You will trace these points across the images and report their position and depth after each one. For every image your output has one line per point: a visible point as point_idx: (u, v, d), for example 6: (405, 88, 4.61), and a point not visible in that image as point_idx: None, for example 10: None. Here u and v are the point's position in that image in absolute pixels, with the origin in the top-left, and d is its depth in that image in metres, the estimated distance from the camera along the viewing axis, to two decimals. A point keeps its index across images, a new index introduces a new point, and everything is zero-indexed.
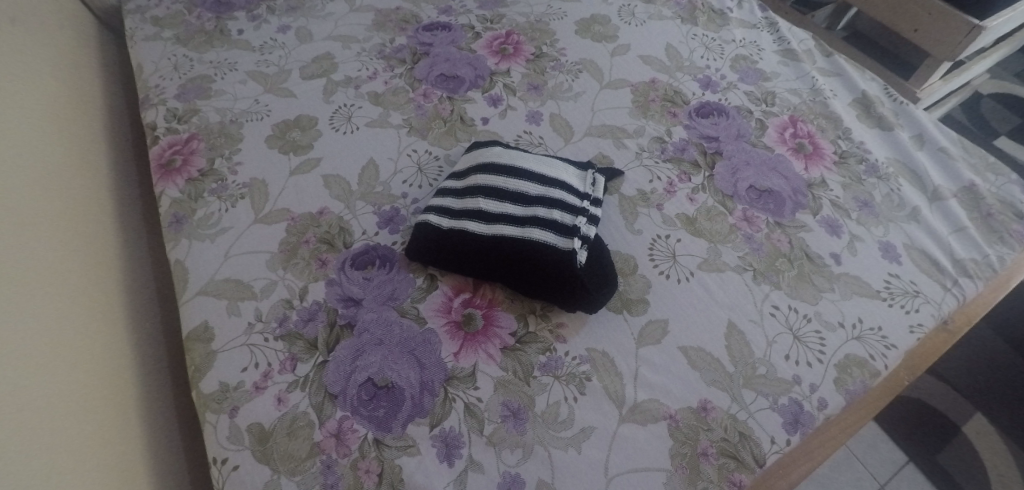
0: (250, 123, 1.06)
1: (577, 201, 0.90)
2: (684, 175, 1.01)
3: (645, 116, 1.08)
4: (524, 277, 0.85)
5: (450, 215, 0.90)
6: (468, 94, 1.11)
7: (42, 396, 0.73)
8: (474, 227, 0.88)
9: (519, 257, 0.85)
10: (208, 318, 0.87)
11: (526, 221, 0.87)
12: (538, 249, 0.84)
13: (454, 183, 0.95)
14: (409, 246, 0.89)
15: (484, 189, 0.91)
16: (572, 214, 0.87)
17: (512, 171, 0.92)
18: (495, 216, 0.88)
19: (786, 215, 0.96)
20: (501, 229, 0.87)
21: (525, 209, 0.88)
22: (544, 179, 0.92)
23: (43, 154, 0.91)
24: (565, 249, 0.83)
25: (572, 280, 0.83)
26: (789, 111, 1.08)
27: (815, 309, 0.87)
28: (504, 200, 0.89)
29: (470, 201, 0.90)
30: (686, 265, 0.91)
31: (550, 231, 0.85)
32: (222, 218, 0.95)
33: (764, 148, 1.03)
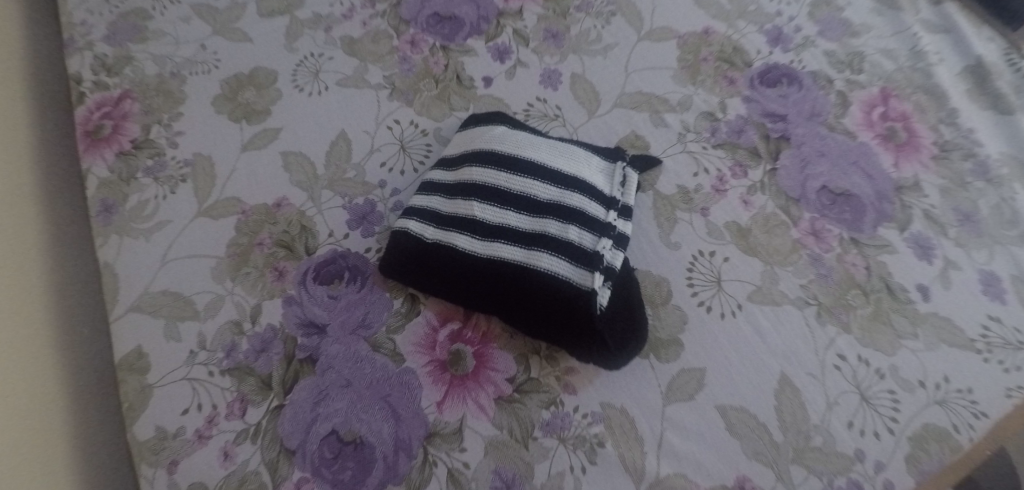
0: (195, 78, 0.84)
1: (600, 211, 0.70)
2: (739, 168, 0.79)
3: (693, 82, 0.85)
4: (528, 313, 0.67)
5: (437, 223, 0.71)
6: (468, 42, 0.88)
7: None
8: (465, 242, 0.69)
9: (522, 289, 0.66)
10: (143, 342, 0.71)
11: (532, 239, 0.68)
12: (545, 282, 0.66)
13: (444, 175, 0.75)
14: (385, 260, 0.71)
15: (481, 189, 0.71)
16: (595, 233, 0.68)
17: (518, 164, 0.72)
18: (495, 229, 0.69)
19: (866, 230, 0.76)
20: (500, 248, 0.68)
21: (531, 222, 0.69)
22: (558, 179, 0.71)
23: None
24: (580, 286, 0.65)
25: (586, 325, 0.65)
26: (878, 80, 0.85)
27: (890, 362, 0.70)
28: (506, 208, 0.70)
29: (462, 204, 0.71)
30: (734, 295, 0.72)
31: (563, 257, 0.66)
32: (160, 208, 0.77)
33: (843, 133, 0.81)
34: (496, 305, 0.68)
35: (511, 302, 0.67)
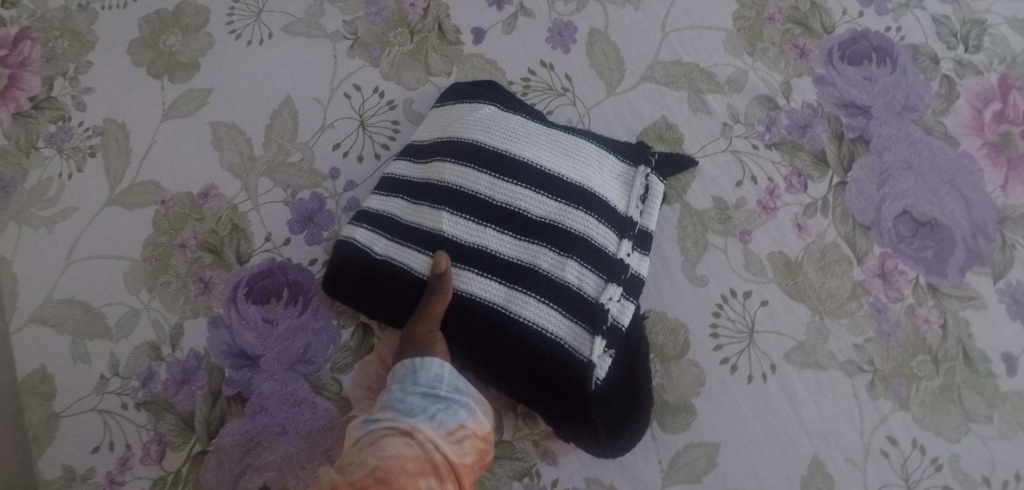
0: (108, 15, 0.66)
1: (609, 240, 0.54)
2: (797, 177, 0.61)
3: (749, 51, 0.64)
4: (505, 371, 0.53)
5: (395, 237, 0.55)
6: None
7: None
8: (424, 264, 0.54)
9: (500, 342, 0.52)
10: (47, 360, 0.57)
11: (514, 275, 0.52)
12: (528, 334, 0.51)
13: (411, 168, 0.58)
14: (328, 278, 0.56)
15: (452, 193, 0.54)
16: (600, 278, 0.53)
17: (506, 166, 0.55)
18: (469, 254, 0.53)
19: (949, 275, 0.59)
20: (470, 282, 0.53)
21: (515, 249, 0.53)
22: (557, 190, 0.54)
23: None
24: (573, 348, 0.51)
25: (577, 395, 0.51)
26: (999, 63, 0.63)
27: (952, 451, 0.56)
28: (486, 226, 0.53)
29: (428, 214, 0.55)
30: (767, 352, 0.57)
31: (553, 304, 0.52)
32: (63, 192, 0.60)
33: (941, 136, 0.62)
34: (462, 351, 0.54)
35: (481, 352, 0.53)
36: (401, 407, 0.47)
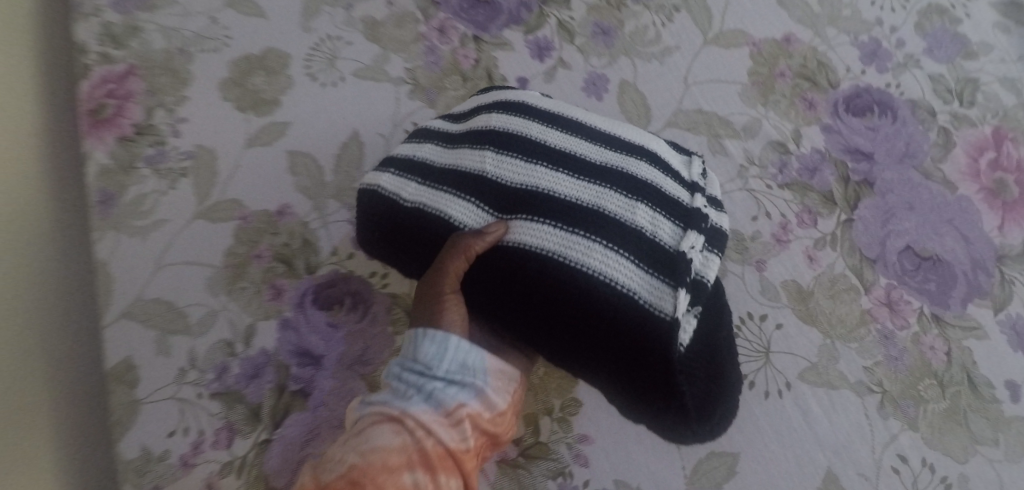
0: (203, 57, 0.74)
1: (677, 193, 0.53)
2: (808, 215, 0.68)
3: (764, 103, 0.72)
4: (564, 330, 0.49)
5: (432, 181, 0.55)
6: (503, 34, 0.76)
7: None
8: (464, 212, 0.53)
9: (558, 289, 0.48)
10: (133, 352, 0.64)
11: (574, 218, 0.50)
12: (592, 278, 0.48)
13: (451, 126, 0.59)
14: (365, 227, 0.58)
15: (498, 143, 0.54)
16: (677, 233, 0.51)
17: (559, 120, 0.55)
18: (515, 194, 0.52)
19: (951, 306, 0.65)
20: (520, 227, 0.50)
21: (576, 191, 0.51)
22: (616, 145, 0.54)
23: None
24: (650, 303, 0.48)
25: (652, 359, 0.48)
26: (992, 117, 0.71)
27: (960, 470, 0.60)
28: (536, 164, 0.52)
29: (468, 156, 0.54)
30: (783, 370, 0.62)
31: (622, 249, 0.49)
32: (157, 205, 0.69)
33: (939, 181, 0.69)
34: (507, 305, 0.51)
35: (531, 302, 0.50)
36: (399, 385, 0.49)
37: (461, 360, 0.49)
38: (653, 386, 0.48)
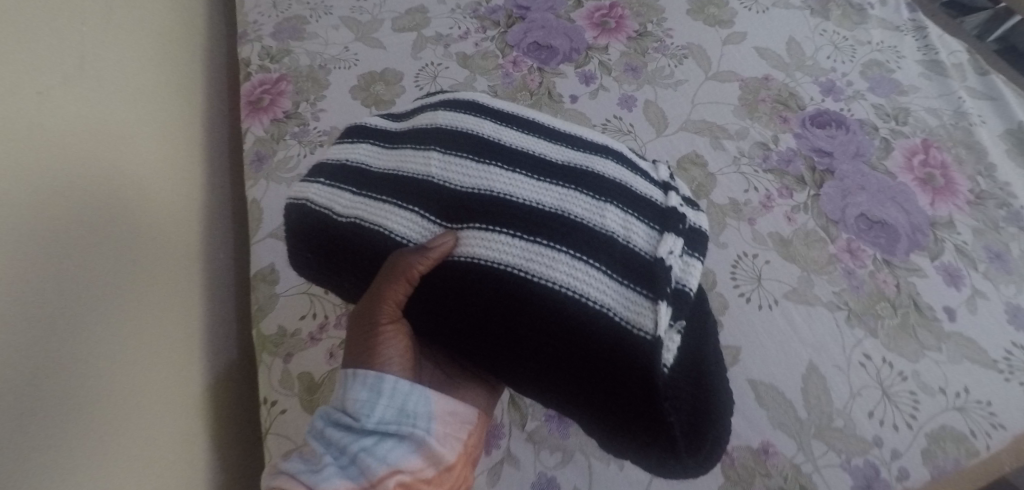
0: (338, 71, 1.01)
1: (644, 191, 0.64)
2: (786, 190, 0.91)
3: (751, 117, 0.98)
4: (529, 336, 0.57)
5: (367, 192, 0.66)
6: (560, 67, 1.03)
7: (149, 312, 0.75)
8: (401, 222, 0.64)
9: (514, 298, 0.57)
10: (276, 261, 0.85)
11: (545, 229, 0.59)
12: (562, 292, 0.57)
13: (396, 126, 0.73)
14: (298, 235, 0.68)
15: (454, 159, 0.65)
16: (652, 242, 0.60)
17: (530, 129, 0.69)
18: (452, 200, 0.63)
19: (898, 255, 0.85)
20: (471, 239, 0.60)
21: (544, 201, 0.61)
22: (580, 150, 0.67)
23: (149, 56, 0.86)
24: (629, 321, 0.57)
25: (632, 375, 0.55)
26: (922, 133, 0.96)
27: (913, 367, 0.78)
28: (486, 163, 0.64)
29: (412, 159, 0.67)
30: (771, 291, 0.82)
31: (597, 260, 0.58)
32: (300, 164, 0.92)
33: (884, 172, 0.92)
34: (469, 311, 0.59)
35: (500, 306, 0.58)
36: (331, 429, 0.57)
37: (392, 411, 0.58)
38: (632, 402, 0.56)
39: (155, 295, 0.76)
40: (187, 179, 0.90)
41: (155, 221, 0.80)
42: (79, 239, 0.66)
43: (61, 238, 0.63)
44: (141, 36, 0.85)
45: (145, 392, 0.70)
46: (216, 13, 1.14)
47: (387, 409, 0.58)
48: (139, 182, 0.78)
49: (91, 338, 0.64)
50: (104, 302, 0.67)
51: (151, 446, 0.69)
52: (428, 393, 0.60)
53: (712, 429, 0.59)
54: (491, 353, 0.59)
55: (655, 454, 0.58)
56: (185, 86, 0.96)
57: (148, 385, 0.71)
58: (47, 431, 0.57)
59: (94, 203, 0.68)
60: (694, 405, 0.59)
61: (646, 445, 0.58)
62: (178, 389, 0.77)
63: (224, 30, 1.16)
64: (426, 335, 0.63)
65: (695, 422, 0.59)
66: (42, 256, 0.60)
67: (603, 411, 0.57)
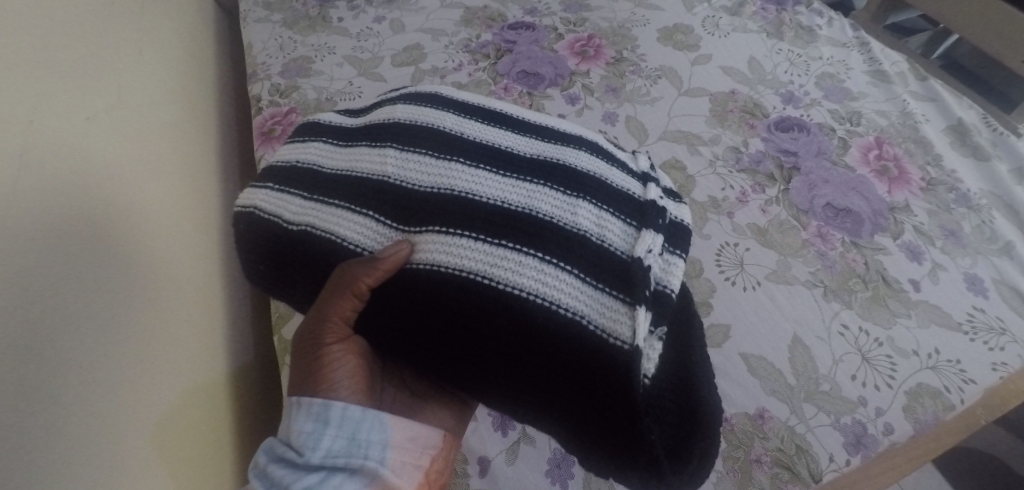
0: (343, 103, 1.08)
1: (617, 186, 0.67)
2: (759, 186, 1.00)
3: (722, 126, 1.07)
4: (499, 341, 0.58)
5: (317, 198, 0.69)
6: (548, 91, 1.12)
7: (175, 321, 0.76)
8: (351, 227, 0.67)
9: (481, 304, 0.59)
10: None
11: (512, 233, 0.62)
12: (530, 293, 0.59)
13: (349, 124, 0.77)
14: (251, 246, 0.70)
15: (413, 160, 0.68)
16: (626, 238, 0.63)
17: (495, 126, 0.73)
18: (411, 202, 0.65)
19: (864, 236, 0.94)
20: (434, 248, 0.62)
21: (510, 202, 0.64)
22: (545, 148, 0.70)
23: (167, 85, 0.91)
24: (605, 329, 0.58)
25: (606, 373, 0.57)
26: (874, 132, 1.07)
27: (888, 333, 0.85)
28: (450, 158, 0.68)
29: (366, 158, 0.70)
30: (753, 274, 0.90)
31: (569, 263, 0.60)
32: None
33: (844, 167, 1.02)
34: (433, 318, 0.60)
35: (466, 311, 0.59)
36: (278, 459, 0.62)
37: (339, 443, 0.62)
38: (606, 403, 0.56)
39: (181, 305, 0.78)
40: (211, 204, 0.94)
41: (179, 234, 0.82)
42: (119, 254, 0.68)
43: (97, 249, 0.65)
44: (160, 66, 0.91)
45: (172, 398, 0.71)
46: (223, 59, 1.23)
47: (334, 440, 0.62)
48: (167, 204, 0.81)
49: (128, 345, 0.66)
50: (143, 318, 0.70)
51: (178, 454, 0.70)
52: (379, 421, 0.65)
53: (696, 440, 0.58)
54: (457, 360, 0.60)
55: (636, 477, 0.58)
56: (203, 121, 1.02)
57: (175, 391, 0.72)
58: (82, 443, 0.58)
59: (129, 223, 0.71)
60: (678, 411, 0.60)
61: (624, 466, 0.58)
62: (203, 396, 0.78)
63: (232, 74, 1.25)
64: (385, 345, 0.64)
65: (676, 433, 0.59)
66: (77, 274, 0.62)
67: (576, 416, 0.58)
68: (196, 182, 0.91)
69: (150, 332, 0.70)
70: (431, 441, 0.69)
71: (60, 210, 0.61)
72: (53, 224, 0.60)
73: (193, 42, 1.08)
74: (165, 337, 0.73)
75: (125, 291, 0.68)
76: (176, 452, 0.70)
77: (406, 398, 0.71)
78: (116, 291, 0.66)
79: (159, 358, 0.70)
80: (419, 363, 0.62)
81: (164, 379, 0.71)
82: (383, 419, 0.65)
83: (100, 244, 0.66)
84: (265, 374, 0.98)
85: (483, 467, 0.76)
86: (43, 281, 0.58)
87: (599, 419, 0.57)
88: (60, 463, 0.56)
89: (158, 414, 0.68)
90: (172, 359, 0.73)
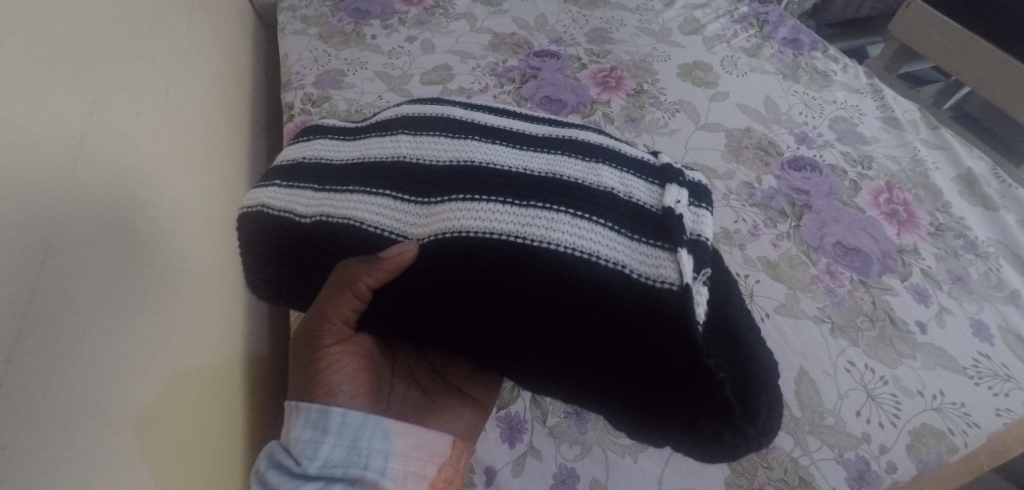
0: (371, 116, 1.11)
1: (635, 152, 0.68)
2: (771, 221, 1.02)
3: (737, 161, 1.10)
4: (540, 301, 0.57)
5: (330, 188, 0.69)
6: (569, 117, 1.15)
7: (195, 315, 0.77)
8: (368, 210, 0.66)
9: (520, 260, 0.57)
10: None
11: (539, 193, 0.61)
12: (568, 249, 0.58)
13: (350, 125, 0.78)
14: (259, 241, 0.69)
15: (429, 141, 0.69)
16: (654, 196, 0.63)
17: (500, 113, 0.74)
18: (432, 178, 0.65)
19: (872, 276, 0.96)
20: (464, 212, 0.61)
21: (535, 167, 0.64)
22: (556, 126, 0.71)
23: (207, 87, 0.94)
24: (645, 279, 0.57)
25: (655, 329, 0.55)
26: (885, 176, 1.09)
27: (893, 372, 0.86)
28: (467, 138, 0.69)
29: (380, 148, 0.71)
30: (763, 306, 0.92)
31: (602, 217, 0.60)
32: None
33: (854, 208, 1.04)
34: (467, 283, 0.59)
35: (502, 274, 0.57)
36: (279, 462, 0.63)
37: (340, 451, 0.63)
38: (661, 354, 0.55)
39: (201, 298, 0.80)
40: (232, 208, 0.94)
41: (204, 230, 0.84)
42: (151, 245, 0.71)
43: (134, 241, 0.67)
44: (203, 70, 0.94)
45: (190, 391, 0.73)
46: (258, 67, 1.28)
47: (334, 448, 0.63)
48: (191, 205, 0.81)
49: (154, 333, 0.68)
50: (167, 309, 0.72)
51: (194, 447, 0.71)
52: (380, 429, 0.66)
53: (760, 392, 0.57)
54: (499, 330, 0.60)
55: (711, 428, 0.56)
56: (236, 126, 1.04)
57: (193, 385, 0.74)
58: (102, 431, 0.58)
59: (155, 218, 0.72)
60: (732, 366, 0.58)
61: (697, 417, 0.56)
62: (218, 393, 0.79)
63: (264, 82, 1.29)
64: (416, 318, 0.64)
65: (738, 382, 0.58)
66: (109, 259, 0.63)
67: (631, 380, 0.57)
68: (220, 186, 0.92)
69: (170, 327, 0.71)
70: (438, 449, 0.70)
71: (100, 199, 0.63)
72: (93, 210, 0.61)
73: (233, 48, 1.12)
74: (186, 330, 0.74)
75: (145, 284, 0.68)
76: (185, 452, 0.69)
77: (417, 394, 0.74)
78: (134, 284, 0.66)
79: (173, 355, 0.70)
80: (459, 333, 0.62)
81: (184, 371, 0.72)
82: (385, 427, 0.66)
83: (126, 237, 0.66)
84: (276, 376, 0.99)
85: (490, 477, 0.79)
86: (84, 259, 0.59)
87: (652, 382, 0.56)
88: (83, 450, 0.56)
89: (171, 412, 0.68)
90: (191, 352, 0.75)
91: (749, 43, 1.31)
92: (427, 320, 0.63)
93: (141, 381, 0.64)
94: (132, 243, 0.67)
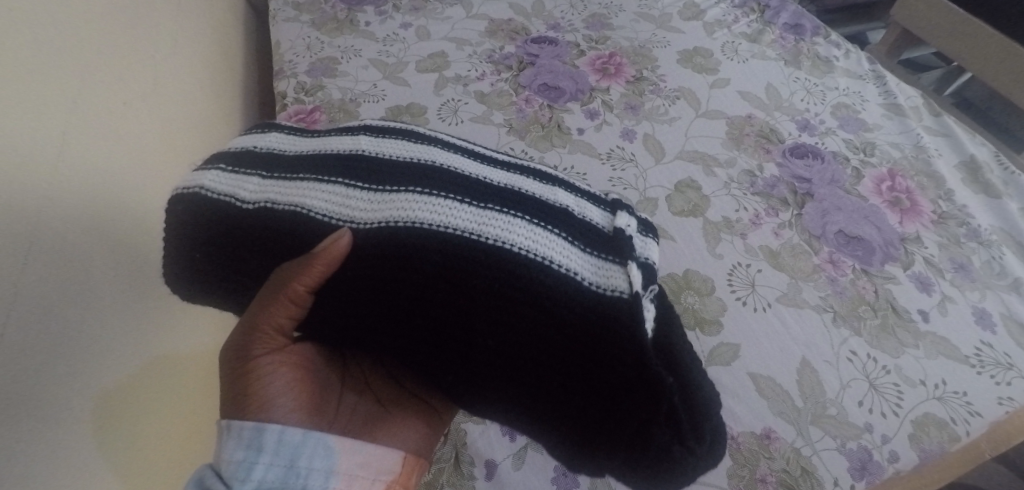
0: (367, 104, 1.10)
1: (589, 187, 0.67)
2: (772, 210, 1.01)
3: (738, 148, 1.09)
4: (486, 299, 0.56)
5: (278, 176, 0.63)
6: (568, 105, 1.13)
7: (176, 309, 0.75)
8: (316, 201, 0.61)
9: (469, 262, 0.56)
10: None
11: (496, 199, 0.60)
12: (519, 252, 0.57)
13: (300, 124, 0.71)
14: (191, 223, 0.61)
15: (389, 143, 0.65)
16: (605, 219, 0.62)
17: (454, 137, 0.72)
18: (384, 176, 0.61)
19: (874, 264, 0.95)
20: (418, 206, 0.58)
21: (490, 179, 0.62)
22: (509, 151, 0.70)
23: (197, 78, 0.93)
24: (599, 291, 0.57)
25: (608, 342, 0.55)
26: (887, 164, 1.08)
27: (895, 362, 0.86)
28: (427, 143, 0.65)
29: (333, 141, 0.65)
30: (764, 296, 0.91)
31: (555, 227, 0.59)
32: None
33: (857, 196, 1.03)
34: (413, 278, 0.57)
35: (450, 269, 0.56)
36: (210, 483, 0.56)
37: (277, 470, 0.58)
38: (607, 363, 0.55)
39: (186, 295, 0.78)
40: None
41: None
42: (132, 235, 0.68)
43: (114, 230, 0.65)
44: (193, 59, 0.92)
45: (168, 387, 0.71)
46: (250, 56, 1.25)
47: (269, 469, 0.57)
48: None
49: (132, 326, 0.66)
50: (149, 304, 0.70)
51: (169, 445, 0.70)
52: (322, 445, 0.60)
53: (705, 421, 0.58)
54: (444, 321, 0.58)
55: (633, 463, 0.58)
56: (226, 118, 1.03)
57: (171, 381, 0.72)
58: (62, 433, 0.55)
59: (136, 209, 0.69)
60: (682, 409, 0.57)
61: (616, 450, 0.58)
62: (199, 388, 0.78)
63: (257, 70, 1.27)
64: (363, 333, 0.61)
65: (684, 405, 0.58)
66: (81, 253, 0.60)
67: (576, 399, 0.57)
68: None
69: (152, 324, 0.70)
70: (387, 467, 0.64)
71: (74, 190, 0.60)
72: (73, 200, 0.59)
73: (224, 36, 1.10)
74: (166, 326, 0.73)
75: (121, 292, 0.65)
76: (152, 462, 0.67)
77: (370, 406, 0.70)
78: (111, 273, 0.64)
79: (146, 362, 0.67)
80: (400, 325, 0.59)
81: (162, 369, 0.71)
82: (327, 444, 0.61)
83: (100, 226, 0.63)
84: None
85: (490, 471, 0.78)
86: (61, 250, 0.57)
87: (603, 394, 0.57)
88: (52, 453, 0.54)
89: (139, 414, 0.65)
90: (169, 347, 0.73)
91: (750, 28, 1.29)
92: (369, 322, 0.61)
93: (111, 389, 0.61)
94: (105, 235, 0.64)
